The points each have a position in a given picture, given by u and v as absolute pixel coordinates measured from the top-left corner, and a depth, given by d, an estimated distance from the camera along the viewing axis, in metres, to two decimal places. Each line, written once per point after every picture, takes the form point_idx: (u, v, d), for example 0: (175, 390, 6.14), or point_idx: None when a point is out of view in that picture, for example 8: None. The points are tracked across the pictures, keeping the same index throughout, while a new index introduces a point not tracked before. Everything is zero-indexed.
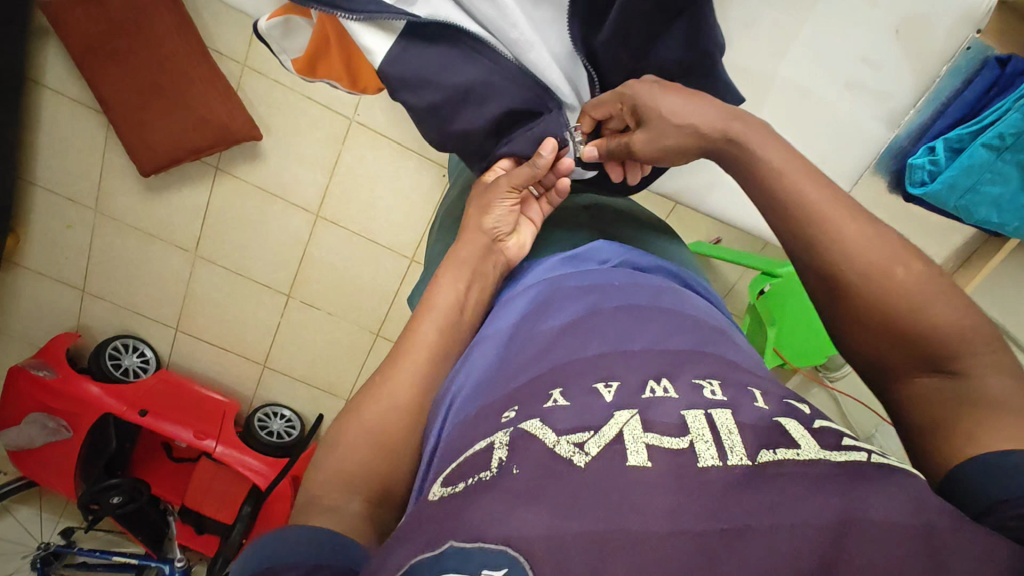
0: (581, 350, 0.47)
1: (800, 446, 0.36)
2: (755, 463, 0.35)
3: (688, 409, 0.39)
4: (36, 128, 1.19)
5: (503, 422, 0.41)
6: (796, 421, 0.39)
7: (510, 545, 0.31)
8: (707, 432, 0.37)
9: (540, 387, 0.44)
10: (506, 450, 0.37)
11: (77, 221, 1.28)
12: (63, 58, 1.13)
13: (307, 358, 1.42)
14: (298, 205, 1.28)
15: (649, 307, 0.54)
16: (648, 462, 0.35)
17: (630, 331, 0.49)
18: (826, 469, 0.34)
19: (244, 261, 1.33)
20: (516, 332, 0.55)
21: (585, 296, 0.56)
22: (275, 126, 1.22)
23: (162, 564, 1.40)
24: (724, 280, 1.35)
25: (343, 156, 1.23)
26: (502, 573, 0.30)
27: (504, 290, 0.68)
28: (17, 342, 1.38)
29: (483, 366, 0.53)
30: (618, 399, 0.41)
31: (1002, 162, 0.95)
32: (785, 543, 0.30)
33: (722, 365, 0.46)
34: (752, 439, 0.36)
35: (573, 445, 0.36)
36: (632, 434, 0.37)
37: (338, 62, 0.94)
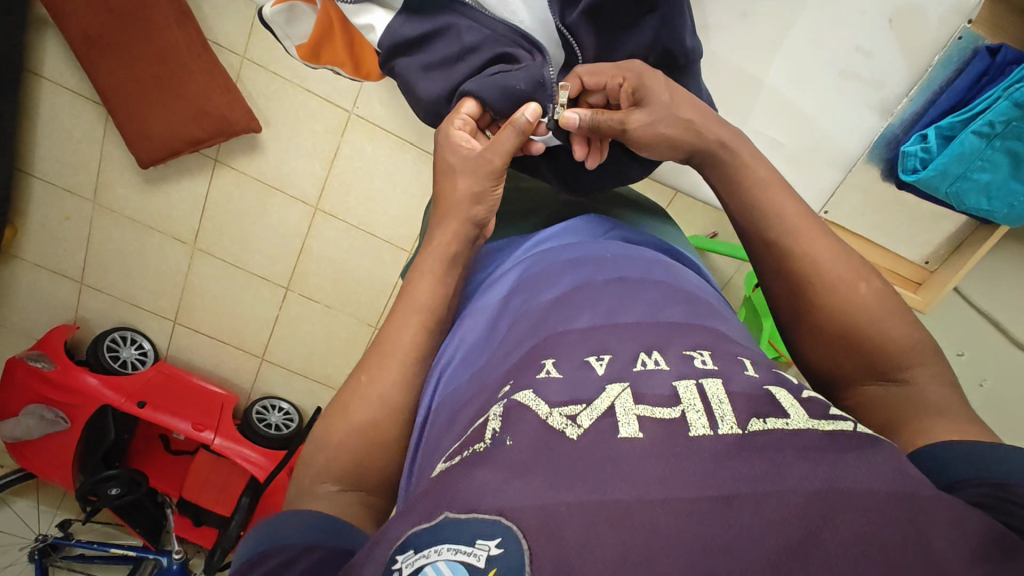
0: (575, 319, 0.42)
1: (791, 414, 0.32)
2: (747, 433, 0.30)
3: (679, 380, 0.34)
4: (34, 118, 1.18)
5: (499, 395, 0.37)
6: (785, 389, 0.35)
7: (504, 515, 0.28)
8: (698, 402, 0.32)
9: (530, 359, 0.39)
10: (500, 421, 0.33)
11: (75, 213, 1.27)
12: (60, 47, 1.12)
13: (306, 354, 1.39)
14: (297, 197, 1.24)
15: (644, 276, 0.48)
16: (640, 433, 0.31)
17: (628, 299, 0.44)
18: (814, 438, 0.30)
19: (243, 254, 1.30)
20: (501, 305, 0.50)
21: (575, 264, 0.51)
22: (274, 120, 1.17)
23: (161, 557, 1.38)
24: (720, 275, 1.29)
25: (342, 149, 1.19)
26: (496, 544, 0.27)
27: (483, 263, 0.62)
28: (16, 334, 1.39)
29: (474, 339, 0.48)
30: (613, 371, 0.36)
31: (991, 150, 0.88)
32: (774, 511, 0.27)
33: (718, 337, 0.40)
34: (743, 407, 0.32)
35: (565, 417, 0.32)
36: (624, 406, 0.32)
37: (342, 50, 0.85)
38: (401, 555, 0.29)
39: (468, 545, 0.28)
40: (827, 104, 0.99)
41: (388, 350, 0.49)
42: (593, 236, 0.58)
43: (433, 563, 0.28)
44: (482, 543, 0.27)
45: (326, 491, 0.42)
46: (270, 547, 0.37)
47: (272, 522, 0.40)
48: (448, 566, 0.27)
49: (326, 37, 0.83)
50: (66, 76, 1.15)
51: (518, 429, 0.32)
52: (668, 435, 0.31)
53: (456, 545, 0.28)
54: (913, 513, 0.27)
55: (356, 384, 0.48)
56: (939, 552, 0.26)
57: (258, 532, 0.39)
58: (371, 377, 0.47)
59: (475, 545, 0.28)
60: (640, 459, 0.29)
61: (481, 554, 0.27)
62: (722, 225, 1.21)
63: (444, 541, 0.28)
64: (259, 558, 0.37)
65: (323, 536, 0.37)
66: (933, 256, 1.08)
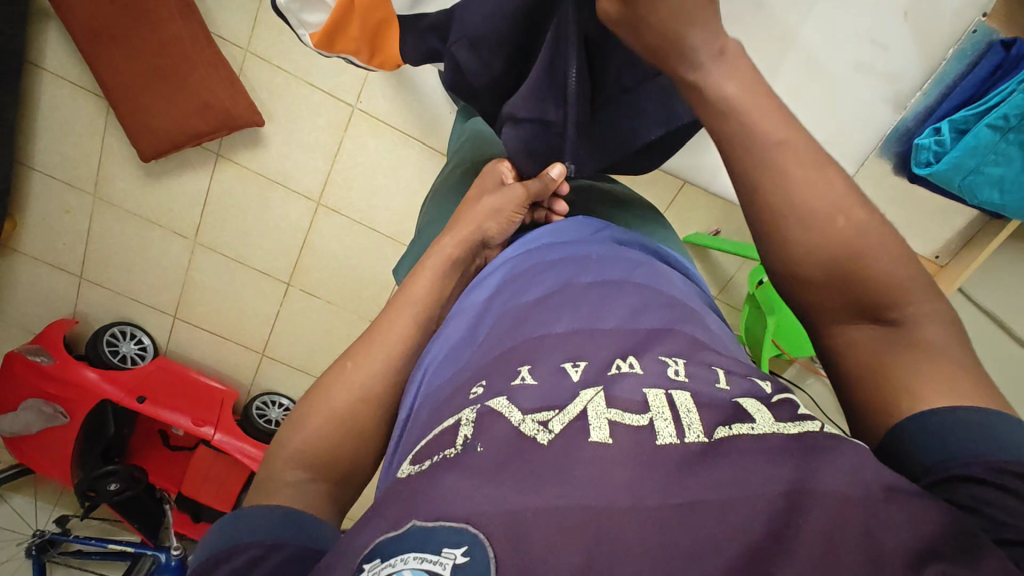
0: (552, 325, 0.41)
1: (757, 419, 0.31)
2: (713, 441, 0.30)
3: (649, 387, 0.33)
4: (36, 109, 1.18)
5: (469, 399, 0.36)
6: (755, 398, 0.34)
7: (471, 523, 0.27)
8: (666, 410, 0.31)
9: (504, 364, 0.38)
10: (472, 428, 0.32)
11: (76, 206, 1.27)
12: (63, 40, 1.12)
13: (308, 350, 1.38)
14: (300, 192, 1.23)
15: (626, 278, 0.47)
16: (610, 439, 0.30)
17: (610, 303, 0.43)
18: (780, 442, 0.29)
19: (243, 248, 1.29)
20: (482, 302, 0.49)
21: (558, 265, 0.50)
22: (276, 113, 1.16)
23: (158, 553, 1.35)
24: (720, 272, 1.27)
25: (344, 144, 1.18)
26: (462, 551, 0.26)
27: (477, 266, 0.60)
28: (12, 327, 1.38)
29: (455, 337, 0.46)
30: (588, 377, 0.35)
31: (1006, 144, 0.85)
32: (738, 516, 0.26)
33: (694, 340, 0.39)
34: (710, 416, 0.31)
35: (537, 422, 0.31)
36: (596, 410, 0.31)
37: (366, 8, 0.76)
38: (368, 564, 0.28)
39: (435, 553, 0.26)
40: (844, 98, 0.94)
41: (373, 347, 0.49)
42: (579, 237, 0.56)
43: (399, 573, 0.26)
44: (447, 551, 0.26)
45: (302, 479, 0.41)
46: (239, 543, 0.35)
47: (234, 519, 0.38)
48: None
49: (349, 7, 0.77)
50: (68, 68, 1.15)
51: (490, 435, 0.31)
52: (635, 441, 0.30)
53: (421, 554, 0.26)
54: (868, 513, 0.26)
55: (342, 368, 0.48)
56: (886, 550, 0.24)
57: (219, 530, 0.37)
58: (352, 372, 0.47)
59: (440, 554, 0.26)
60: (607, 463, 0.28)
61: (447, 563, 0.26)
62: (725, 223, 1.20)
63: (409, 550, 0.27)
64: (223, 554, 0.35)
65: (299, 533, 0.37)
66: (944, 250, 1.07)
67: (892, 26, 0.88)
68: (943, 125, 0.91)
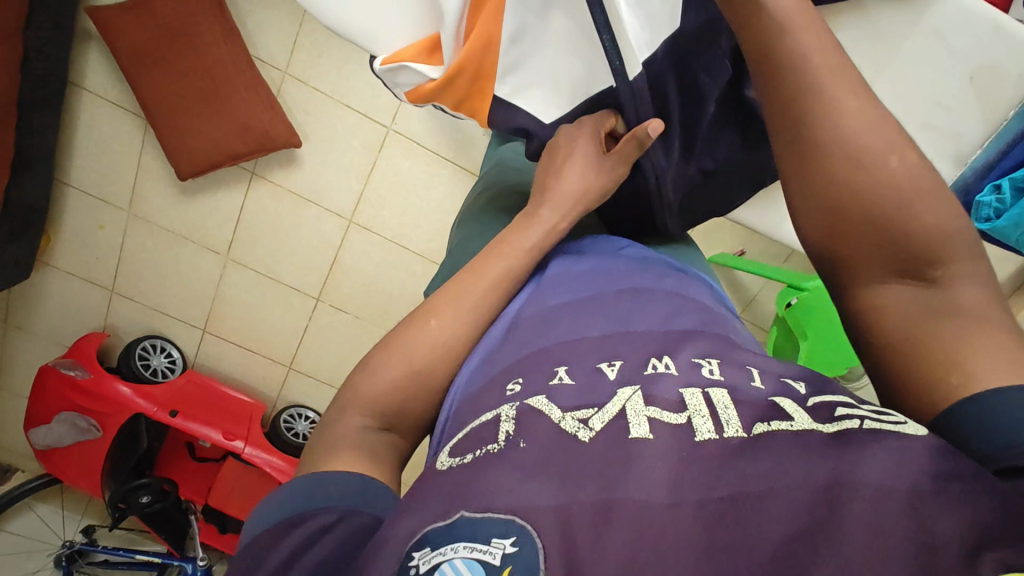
0: (585, 328, 0.43)
1: (795, 417, 0.31)
2: (752, 436, 0.30)
3: (685, 386, 0.34)
4: (76, 127, 1.21)
5: (507, 396, 0.37)
6: (790, 399, 0.33)
7: (517, 514, 0.28)
8: (704, 407, 0.32)
9: (542, 366, 0.39)
10: (513, 424, 0.33)
11: (110, 221, 1.29)
12: (104, 61, 1.15)
13: (335, 363, 1.40)
14: (333, 210, 1.25)
15: (654, 286, 0.48)
16: (651, 435, 0.31)
17: (642, 310, 0.44)
18: (817, 439, 0.29)
19: (275, 264, 1.31)
20: (512, 309, 0.49)
21: (588, 275, 0.50)
22: (312, 134, 1.19)
23: (185, 563, 1.38)
24: (745, 291, 1.30)
25: (378, 164, 1.21)
26: (510, 542, 0.27)
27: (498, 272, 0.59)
28: (43, 340, 1.39)
29: (485, 341, 0.47)
30: (624, 374, 0.36)
31: None
32: (776, 507, 0.26)
33: (722, 338, 0.41)
34: (747, 412, 0.31)
35: (577, 421, 0.32)
36: (634, 408, 0.32)
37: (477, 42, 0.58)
38: (417, 551, 0.29)
39: (484, 543, 0.28)
40: None
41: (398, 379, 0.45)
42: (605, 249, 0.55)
43: (450, 562, 0.28)
44: (496, 541, 0.28)
45: None
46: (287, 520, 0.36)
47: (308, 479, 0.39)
48: (465, 565, 0.27)
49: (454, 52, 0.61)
50: (108, 88, 1.18)
51: (531, 432, 0.32)
52: (672, 439, 0.30)
53: (472, 543, 0.28)
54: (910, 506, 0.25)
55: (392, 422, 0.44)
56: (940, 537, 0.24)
57: (294, 490, 0.39)
58: (388, 362, 0.46)
59: (490, 544, 0.28)
60: (648, 460, 0.29)
61: (498, 552, 0.27)
62: (750, 243, 1.22)
63: (460, 540, 0.28)
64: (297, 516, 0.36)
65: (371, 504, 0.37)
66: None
67: (958, 87, 0.62)
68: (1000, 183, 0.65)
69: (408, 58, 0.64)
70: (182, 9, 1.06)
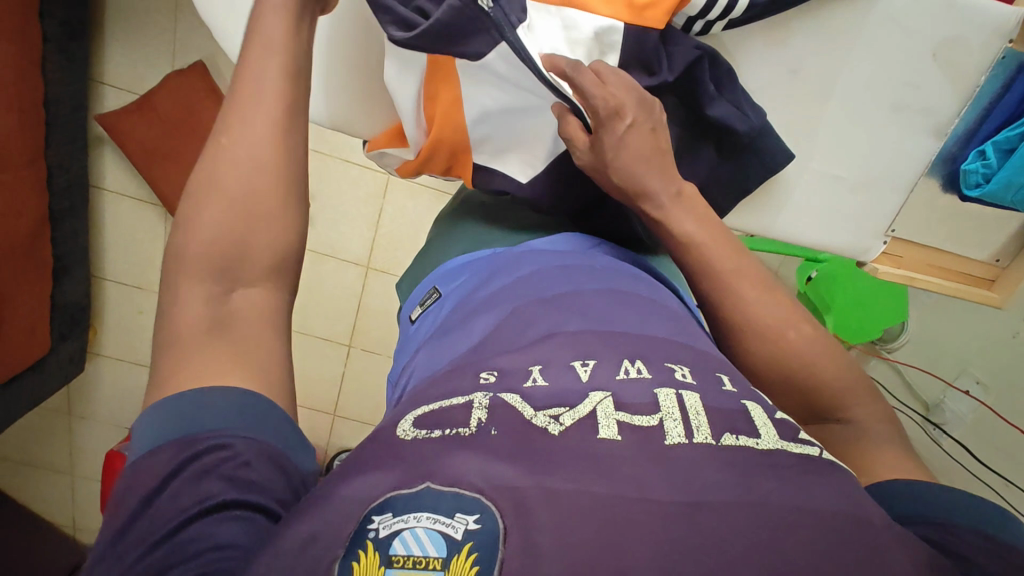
0: (563, 323, 0.42)
1: (761, 435, 0.33)
2: (719, 444, 0.32)
3: (659, 387, 0.35)
4: (103, 225, 1.29)
5: (480, 383, 0.37)
6: (760, 407, 0.36)
7: (484, 494, 0.28)
8: (676, 411, 0.33)
9: (515, 360, 0.39)
10: (486, 410, 0.33)
11: (147, 306, 1.36)
12: (118, 161, 1.23)
13: (375, 404, 1.44)
14: (350, 260, 1.31)
15: (632, 288, 0.48)
16: (618, 436, 0.32)
17: (620, 309, 0.44)
18: (783, 460, 0.31)
19: (306, 320, 1.36)
20: (486, 300, 0.49)
21: (563, 271, 0.49)
22: (320, 193, 1.26)
23: None
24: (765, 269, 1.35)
25: (385, 209, 1.27)
26: (473, 519, 0.28)
27: (460, 258, 0.59)
28: (102, 425, 1.47)
29: (456, 336, 0.46)
30: (597, 377, 0.36)
31: None
32: (738, 519, 0.28)
33: (699, 352, 0.41)
34: (717, 420, 0.33)
35: (548, 416, 0.33)
36: (604, 411, 0.33)
37: (445, 127, 0.59)
38: (377, 516, 0.29)
39: (447, 516, 0.28)
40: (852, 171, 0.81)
41: (241, 350, 0.37)
42: (576, 249, 0.55)
43: (411, 528, 0.28)
44: (460, 516, 0.28)
45: None
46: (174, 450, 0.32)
47: (189, 398, 0.34)
48: (426, 534, 0.28)
49: (423, 132, 0.62)
50: (126, 184, 1.26)
51: (503, 420, 0.33)
52: (642, 441, 0.31)
53: (434, 514, 0.28)
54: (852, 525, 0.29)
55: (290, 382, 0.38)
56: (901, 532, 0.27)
57: (178, 410, 0.34)
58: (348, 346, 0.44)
59: (453, 518, 0.28)
60: (616, 459, 0.30)
61: (459, 526, 0.28)
62: None
63: (422, 509, 0.29)
64: (192, 441, 0.32)
65: (287, 443, 0.35)
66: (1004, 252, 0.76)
67: (922, 66, 0.60)
68: (983, 148, 0.64)
69: (385, 144, 0.67)
70: (183, 101, 1.12)
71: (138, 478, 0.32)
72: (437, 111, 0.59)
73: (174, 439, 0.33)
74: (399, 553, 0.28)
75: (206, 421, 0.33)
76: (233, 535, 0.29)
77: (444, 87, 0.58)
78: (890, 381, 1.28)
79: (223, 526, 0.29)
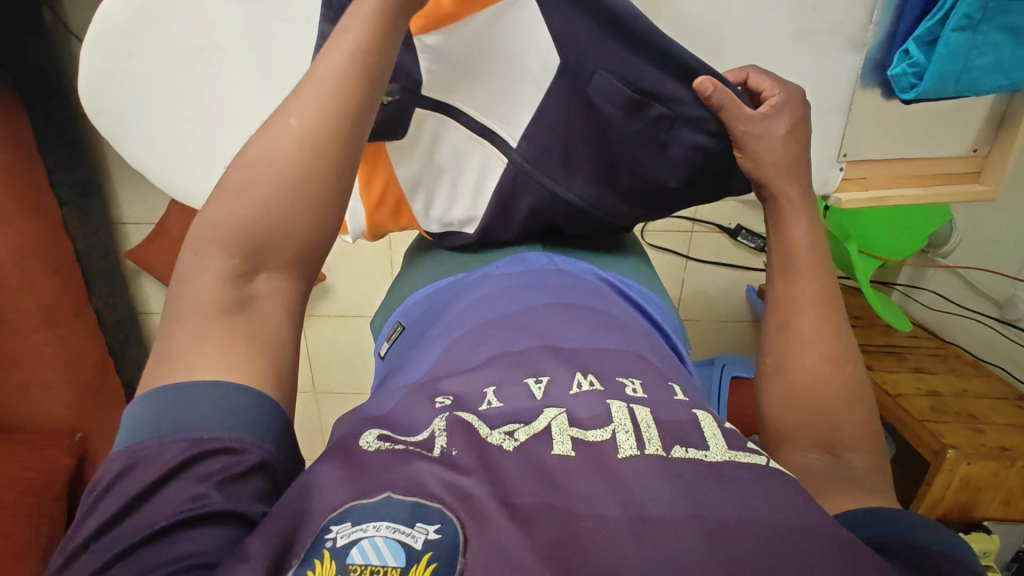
0: (514, 340, 0.45)
1: (710, 446, 0.35)
2: (670, 455, 0.34)
3: (612, 400, 0.38)
4: None
5: (436, 408, 0.39)
6: (711, 415, 0.39)
7: (449, 507, 0.30)
8: (628, 422, 0.36)
9: (468, 384, 0.41)
10: (445, 435, 0.35)
11: None
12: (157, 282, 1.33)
13: None
14: None
15: (580, 301, 0.51)
16: (572, 450, 0.34)
17: (569, 325, 0.47)
18: (728, 469, 0.34)
19: (355, 380, 1.45)
20: (440, 327, 0.52)
21: (514, 290, 0.53)
22: (333, 263, 1.32)
23: None
24: None
25: (395, 260, 1.31)
26: (434, 528, 0.30)
27: (422, 289, 0.63)
28: None
29: (416, 357, 0.49)
30: (551, 395, 0.39)
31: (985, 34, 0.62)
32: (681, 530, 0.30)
33: (646, 361, 0.44)
34: (669, 434, 0.36)
35: (503, 433, 0.36)
36: (559, 427, 0.36)
37: (387, 211, 0.65)
38: (335, 526, 0.30)
39: (408, 526, 0.30)
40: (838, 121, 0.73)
41: None
42: (531, 264, 0.59)
43: (371, 538, 0.29)
44: (421, 526, 0.30)
45: None
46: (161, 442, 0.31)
47: (203, 390, 0.33)
48: (386, 543, 0.29)
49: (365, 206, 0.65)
50: None
51: (462, 441, 0.34)
52: (595, 456, 0.34)
53: (394, 523, 0.30)
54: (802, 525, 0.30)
55: None
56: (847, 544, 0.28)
57: (163, 403, 0.32)
58: None
59: (414, 527, 0.30)
60: (565, 476, 0.33)
61: (420, 536, 0.30)
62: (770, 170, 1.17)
63: (383, 519, 0.30)
64: (196, 439, 0.31)
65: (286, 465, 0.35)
66: (981, 140, 0.75)
67: None
68: (906, 47, 0.66)
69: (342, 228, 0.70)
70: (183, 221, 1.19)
71: (133, 466, 0.30)
72: (375, 198, 0.63)
73: (180, 434, 0.31)
74: (357, 562, 0.29)
75: (201, 418, 0.32)
76: (213, 543, 0.28)
77: (385, 172, 0.62)
78: (948, 288, 1.19)
79: (197, 542, 0.28)
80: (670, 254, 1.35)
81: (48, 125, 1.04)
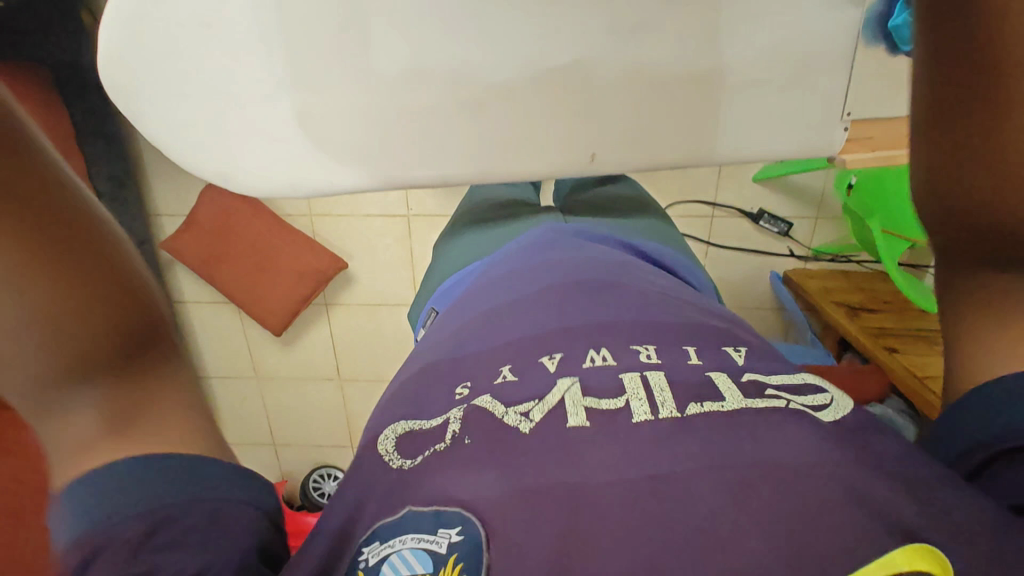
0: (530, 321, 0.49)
1: (727, 397, 0.37)
2: (685, 415, 0.36)
3: (626, 373, 0.40)
4: (193, 330, 1.46)
5: (454, 399, 0.41)
6: (726, 372, 0.40)
7: (467, 507, 0.32)
8: (642, 391, 0.38)
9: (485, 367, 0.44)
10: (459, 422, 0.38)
11: (247, 391, 1.53)
12: (189, 275, 1.39)
13: None
14: (399, 303, 1.40)
15: (597, 275, 0.55)
16: (586, 421, 0.36)
17: (586, 300, 0.50)
18: (742, 417, 0.35)
19: (379, 367, 1.48)
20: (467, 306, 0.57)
21: (537, 266, 0.58)
22: (354, 251, 1.35)
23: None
24: (813, 189, 1.27)
25: (415, 249, 1.34)
26: (457, 532, 0.32)
27: (458, 274, 0.70)
28: None
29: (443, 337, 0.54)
30: (563, 366, 0.41)
31: None
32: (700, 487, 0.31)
33: (659, 325, 0.46)
34: (683, 394, 0.37)
35: (518, 415, 0.37)
36: (573, 400, 0.38)
37: None
38: (367, 547, 0.33)
39: (431, 534, 0.32)
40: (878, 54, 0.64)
41: None
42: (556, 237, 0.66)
43: (399, 552, 0.32)
44: (444, 531, 0.32)
45: None
46: None
47: None
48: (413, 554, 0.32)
49: None
50: (199, 291, 1.41)
51: (475, 429, 0.37)
52: (610, 424, 0.36)
53: (420, 535, 0.32)
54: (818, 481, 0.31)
55: None
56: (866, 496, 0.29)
57: None
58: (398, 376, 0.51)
59: (438, 534, 0.32)
60: (582, 444, 0.34)
61: (444, 541, 0.31)
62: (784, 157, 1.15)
63: (407, 533, 0.32)
64: None
65: None
66: None
67: None
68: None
69: None
70: (212, 210, 1.27)
71: None
72: None
73: None
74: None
75: None
76: None
77: None
78: None
79: None
80: (690, 241, 1.33)
81: (86, 119, 1.10)
